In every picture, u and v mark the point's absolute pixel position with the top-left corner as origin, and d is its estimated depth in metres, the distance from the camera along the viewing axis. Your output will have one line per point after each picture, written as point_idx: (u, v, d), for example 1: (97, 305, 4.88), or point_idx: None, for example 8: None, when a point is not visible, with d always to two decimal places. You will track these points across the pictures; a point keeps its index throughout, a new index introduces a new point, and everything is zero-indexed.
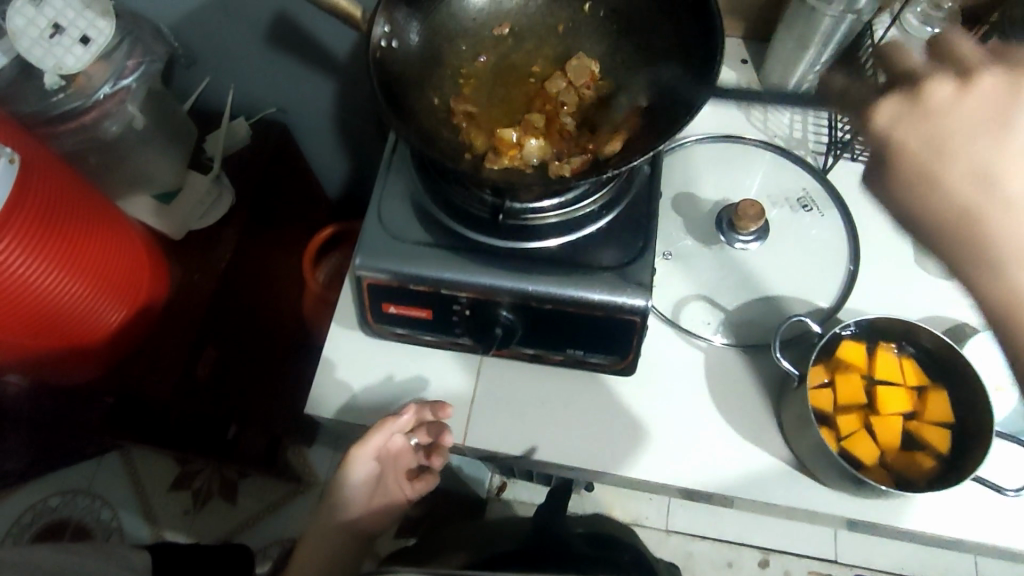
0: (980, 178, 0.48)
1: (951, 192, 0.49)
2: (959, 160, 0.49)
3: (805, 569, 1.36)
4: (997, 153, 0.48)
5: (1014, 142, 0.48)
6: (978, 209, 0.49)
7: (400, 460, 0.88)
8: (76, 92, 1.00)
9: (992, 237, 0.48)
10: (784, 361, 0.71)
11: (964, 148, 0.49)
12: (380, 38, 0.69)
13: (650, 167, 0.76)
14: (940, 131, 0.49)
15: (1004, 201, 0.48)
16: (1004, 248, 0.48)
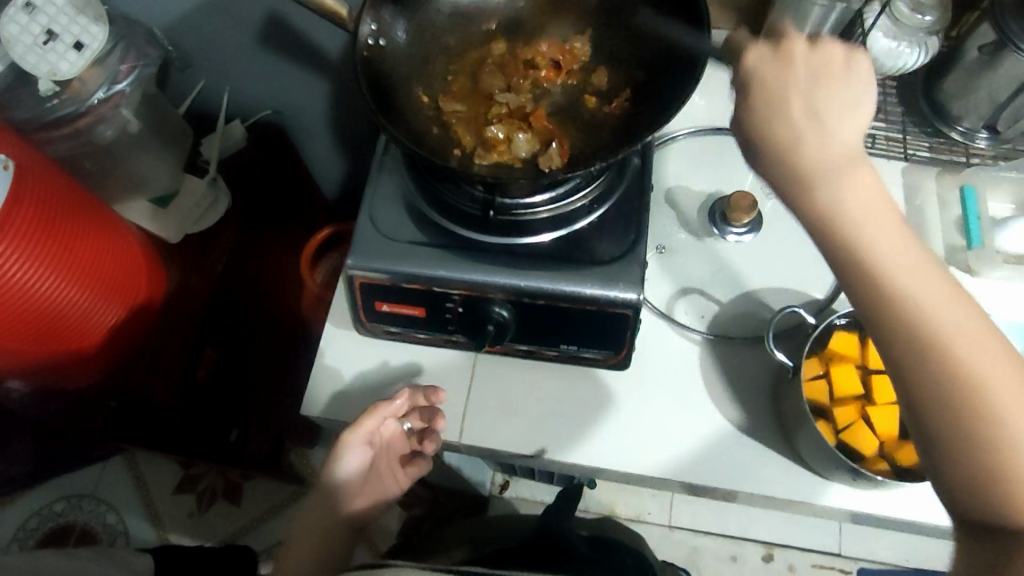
0: (817, 132, 0.50)
1: (802, 146, 0.51)
2: (794, 114, 0.51)
3: (809, 562, 1.36)
4: (820, 114, 0.51)
5: (838, 104, 0.51)
6: (823, 157, 0.50)
7: (394, 445, 0.84)
8: (71, 97, 1.01)
9: (824, 180, 0.50)
10: (778, 353, 0.71)
11: (802, 106, 0.51)
12: (367, 36, 0.70)
13: (640, 159, 0.76)
14: (776, 91, 0.52)
15: (832, 150, 0.50)
16: (842, 198, 0.49)
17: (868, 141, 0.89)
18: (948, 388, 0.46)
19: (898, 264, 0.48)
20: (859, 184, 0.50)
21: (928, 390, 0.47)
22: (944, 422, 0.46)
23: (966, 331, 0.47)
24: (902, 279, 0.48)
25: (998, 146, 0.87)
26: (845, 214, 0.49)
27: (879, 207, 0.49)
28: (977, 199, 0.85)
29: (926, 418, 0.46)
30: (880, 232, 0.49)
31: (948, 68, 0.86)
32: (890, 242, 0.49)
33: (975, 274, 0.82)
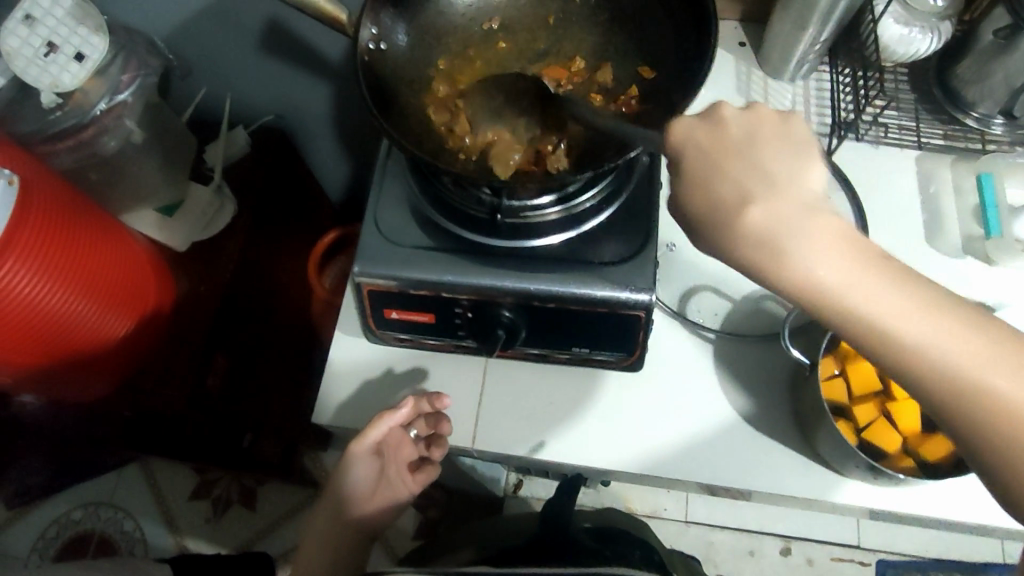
0: (769, 209, 0.46)
1: (755, 226, 0.46)
2: (747, 189, 0.47)
3: (828, 555, 1.35)
4: (766, 188, 0.47)
5: (782, 171, 0.47)
6: (778, 225, 0.46)
7: (401, 452, 0.81)
8: (73, 108, 1.01)
9: (794, 254, 0.45)
10: (794, 351, 0.69)
11: (749, 179, 0.47)
12: (367, 40, 0.68)
13: (649, 158, 0.74)
14: (713, 165, 0.48)
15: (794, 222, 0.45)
16: (815, 268, 0.45)
17: (880, 131, 0.87)
18: (1001, 434, 0.42)
19: (893, 311, 0.44)
20: (825, 244, 0.45)
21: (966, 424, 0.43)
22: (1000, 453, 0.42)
23: (986, 352, 0.43)
24: (915, 331, 0.44)
25: (1015, 130, 0.85)
26: (823, 287, 0.45)
27: (850, 257, 0.45)
28: (994, 184, 0.84)
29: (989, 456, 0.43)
30: (868, 290, 0.45)
31: (963, 53, 0.84)
32: (873, 291, 0.45)
33: (991, 263, 0.81)
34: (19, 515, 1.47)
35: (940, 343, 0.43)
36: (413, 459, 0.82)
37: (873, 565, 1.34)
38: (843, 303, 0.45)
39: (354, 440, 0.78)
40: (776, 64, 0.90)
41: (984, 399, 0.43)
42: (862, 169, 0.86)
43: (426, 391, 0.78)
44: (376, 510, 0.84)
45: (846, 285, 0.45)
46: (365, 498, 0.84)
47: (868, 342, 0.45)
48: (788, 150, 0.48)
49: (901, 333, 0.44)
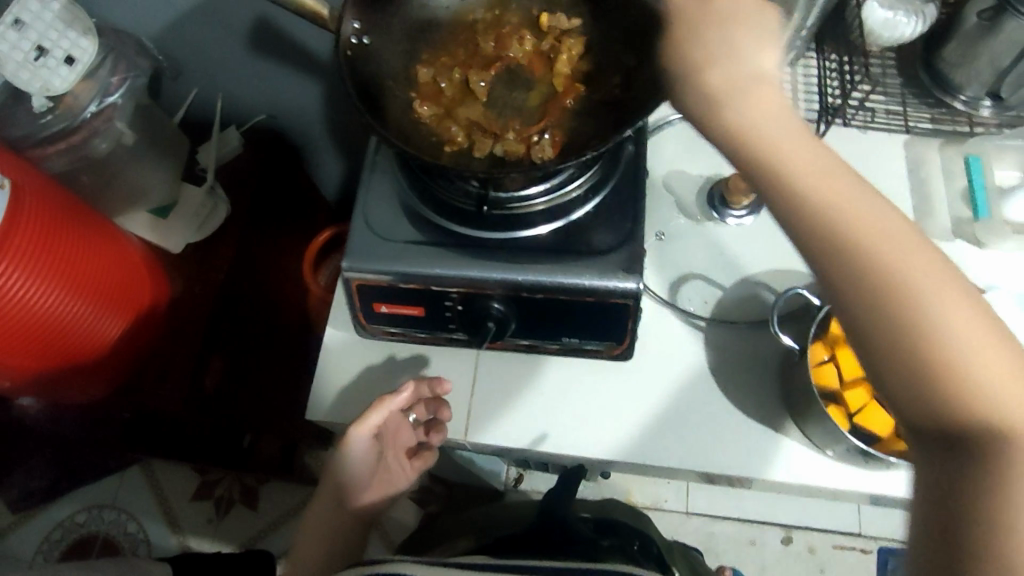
0: (726, 73, 0.51)
1: (712, 79, 0.52)
2: (710, 48, 0.53)
3: (829, 543, 1.35)
4: (726, 57, 0.51)
5: (755, 41, 0.51)
6: (731, 80, 0.51)
7: (400, 437, 0.82)
8: (63, 112, 1.01)
9: (732, 105, 0.50)
10: (784, 336, 0.69)
11: (716, 48, 0.52)
12: (350, 35, 0.69)
13: (634, 146, 0.74)
14: (688, 39, 0.54)
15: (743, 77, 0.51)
16: (747, 119, 0.50)
17: (868, 115, 0.88)
18: (873, 290, 0.44)
19: (814, 179, 0.47)
20: (766, 110, 0.50)
21: (853, 292, 0.45)
22: (885, 325, 0.43)
23: (886, 233, 0.45)
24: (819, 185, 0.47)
25: (1002, 113, 0.85)
26: (755, 142, 0.49)
27: (787, 128, 0.49)
28: (983, 167, 0.84)
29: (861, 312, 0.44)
30: (800, 157, 0.48)
31: (948, 36, 0.84)
32: (803, 157, 0.48)
33: (982, 246, 0.81)
34: (22, 520, 1.47)
35: (853, 217, 0.46)
36: (411, 445, 0.84)
37: (874, 552, 1.34)
38: (769, 161, 0.48)
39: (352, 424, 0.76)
40: None
41: (870, 264, 0.44)
42: (851, 154, 0.86)
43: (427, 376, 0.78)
44: (374, 497, 0.84)
45: (778, 147, 0.48)
46: (362, 484, 0.83)
47: (784, 200, 0.48)
48: (761, 31, 0.52)
49: (817, 196, 0.47)
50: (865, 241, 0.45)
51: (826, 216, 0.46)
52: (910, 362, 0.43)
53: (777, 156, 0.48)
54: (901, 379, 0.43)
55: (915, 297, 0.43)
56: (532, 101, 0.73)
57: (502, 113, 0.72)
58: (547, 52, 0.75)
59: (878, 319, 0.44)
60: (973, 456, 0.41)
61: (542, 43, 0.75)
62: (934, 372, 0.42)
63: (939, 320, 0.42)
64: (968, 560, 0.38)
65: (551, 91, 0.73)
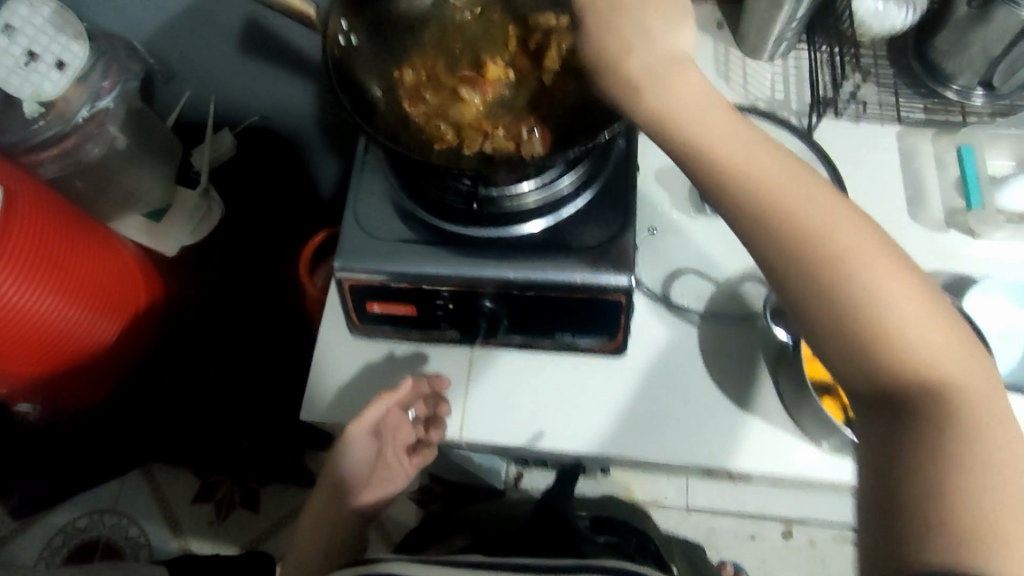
0: (645, 60, 0.56)
1: (629, 67, 0.56)
2: (625, 37, 0.56)
3: (830, 536, 1.35)
4: (643, 43, 0.56)
5: (671, 28, 0.56)
6: (648, 65, 0.55)
7: (399, 434, 0.82)
8: (56, 117, 1.01)
9: (648, 88, 0.55)
10: (778, 331, 0.70)
11: (631, 36, 0.56)
12: (338, 34, 0.69)
13: (625, 142, 0.74)
14: (608, 29, 0.58)
15: (651, 65, 0.55)
16: (668, 101, 0.54)
17: (860, 106, 0.88)
18: (803, 253, 0.48)
19: (740, 158, 0.52)
20: (686, 93, 0.54)
21: (786, 263, 0.49)
22: (817, 291, 0.47)
23: (806, 199, 0.50)
24: (744, 156, 0.52)
25: (995, 102, 0.84)
26: (681, 128, 0.53)
27: (706, 110, 0.54)
28: (975, 157, 0.83)
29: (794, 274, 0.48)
30: (726, 138, 0.53)
31: (940, 26, 0.84)
32: (726, 139, 0.53)
33: (976, 236, 0.80)
34: (23, 526, 1.48)
35: (779, 192, 0.50)
36: (411, 442, 0.83)
37: None
38: (698, 144, 0.53)
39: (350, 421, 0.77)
40: (753, 44, 0.90)
41: (794, 227, 0.49)
42: (843, 146, 0.86)
43: (427, 373, 0.78)
44: (372, 493, 0.84)
45: (700, 132, 0.53)
46: (362, 478, 0.83)
47: (714, 182, 0.52)
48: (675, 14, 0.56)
49: (744, 176, 0.51)
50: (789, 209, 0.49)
51: (758, 195, 0.50)
52: (843, 324, 0.47)
53: (702, 140, 0.53)
54: (837, 341, 0.47)
55: (839, 261, 0.47)
56: (521, 98, 0.72)
57: (492, 111, 0.71)
58: (536, 48, 0.74)
59: (814, 285, 0.47)
60: (911, 407, 0.45)
61: (530, 40, 0.75)
62: (866, 331, 0.46)
63: (865, 282, 0.46)
64: (908, 512, 0.41)
65: (541, 88, 0.72)
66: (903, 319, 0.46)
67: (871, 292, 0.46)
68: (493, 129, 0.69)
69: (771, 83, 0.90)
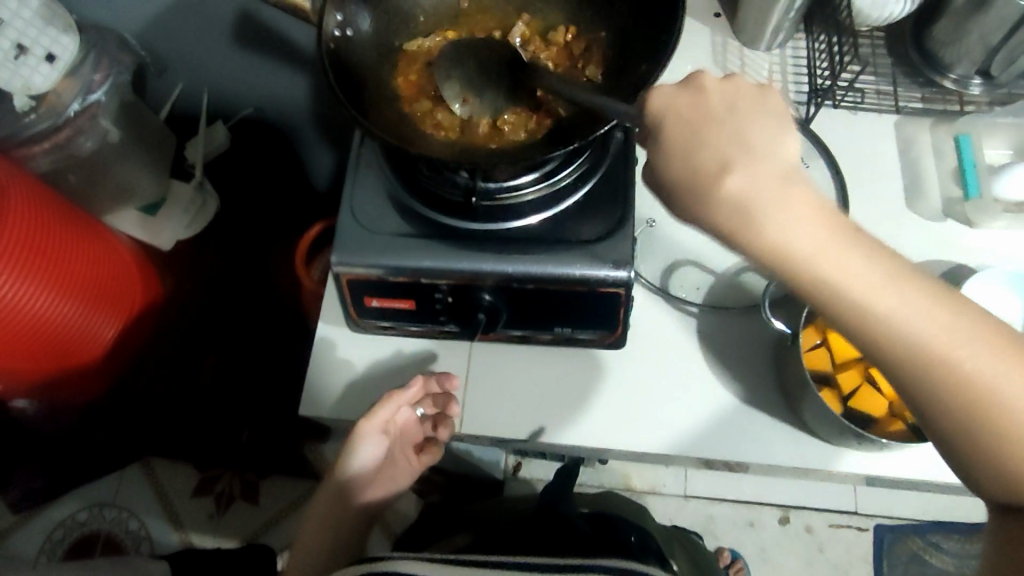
0: (749, 178, 0.45)
1: (734, 193, 0.45)
2: (723, 158, 0.46)
3: (827, 522, 1.36)
4: (748, 162, 0.45)
5: (768, 155, 0.46)
6: (756, 200, 0.45)
7: (408, 432, 0.82)
8: (47, 111, 0.99)
9: (761, 218, 0.44)
10: (775, 322, 0.69)
11: (728, 146, 0.46)
12: (332, 28, 0.67)
13: (623, 132, 0.74)
14: (695, 133, 0.47)
15: (763, 188, 0.45)
16: (792, 238, 0.44)
17: (857, 96, 0.87)
18: (974, 421, 0.42)
19: (855, 281, 0.44)
20: (831, 242, 0.44)
21: (912, 385, 0.44)
22: (925, 393, 0.43)
23: (973, 343, 0.43)
24: (903, 306, 0.43)
25: (993, 91, 0.85)
26: (761, 224, 0.44)
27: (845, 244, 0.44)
28: (973, 146, 0.83)
29: (951, 426, 0.44)
30: (811, 224, 0.44)
31: (939, 14, 0.83)
32: (845, 265, 0.44)
33: (974, 226, 0.81)
34: (23, 520, 1.47)
35: (927, 337, 0.43)
36: (419, 440, 0.83)
37: (870, 529, 1.35)
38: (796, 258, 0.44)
39: (362, 417, 0.76)
40: (751, 33, 0.89)
41: (962, 389, 0.42)
42: (842, 136, 0.85)
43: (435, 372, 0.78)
44: (377, 491, 0.84)
45: (800, 244, 0.44)
46: (364, 478, 0.82)
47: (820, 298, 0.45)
48: (768, 119, 0.47)
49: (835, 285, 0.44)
50: (945, 358, 0.43)
51: (916, 350, 0.43)
52: (983, 453, 0.43)
53: (780, 243, 0.44)
54: (988, 477, 0.43)
55: (979, 382, 0.42)
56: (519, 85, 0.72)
57: (491, 102, 0.72)
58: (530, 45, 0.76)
59: (978, 449, 0.43)
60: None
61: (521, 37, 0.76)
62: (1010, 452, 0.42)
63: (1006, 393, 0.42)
64: None
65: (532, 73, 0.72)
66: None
67: (1013, 414, 0.42)
68: (498, 118, 0.70)
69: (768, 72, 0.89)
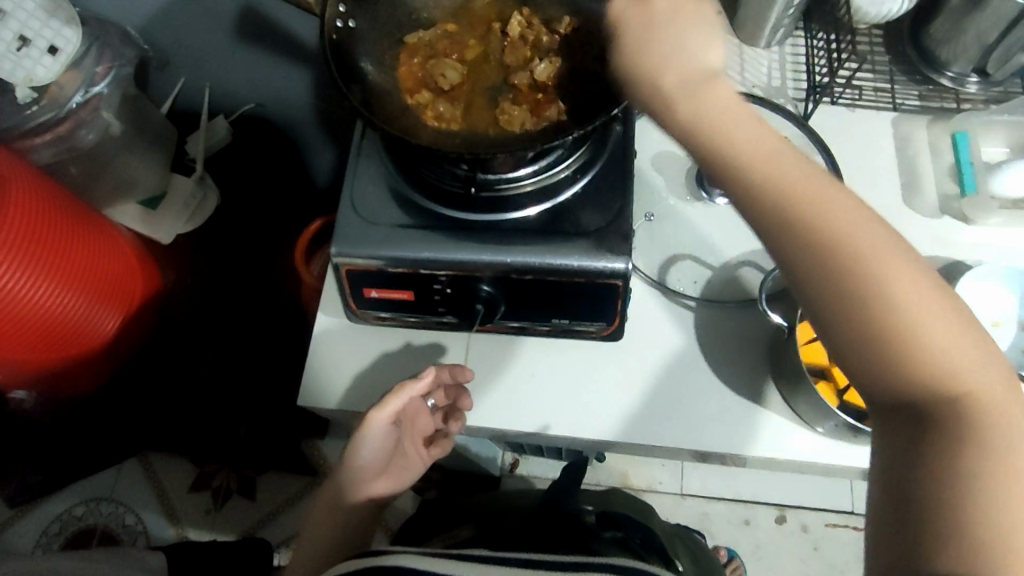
0: (674, 67, 0.52)
1: (660, 74, 0.52)
2: (654, 49, 0.53)
3: (823, 521, 1.36)
4: (675, 51, 0.52)
5: (693, 48, 0.52)
6: (683, 78, 0.52)
7: (418, 424, 0.81)
8: (49, 103, 1.00)
9: (679, 94, 0.51)
10: (773, 315, 0.69)
11: (662, 42, 0.53)
12: (334, 19, 0.68)
13: (622, 126, 0.74)
14: (639, 34, 0.54)
15: (686, 71, 0.52)
16: (707, 111, 0.50)
17: (855, 93, 0.88)
18: (850, 289, 0.43)
19: (760, 153, 0.48)
20: (743, 120, 0.49)
21: (798, 254, 0.45)
22: (812, 259, 0.45)
23: (861, 225, 0.44)
24: (801, 177, 0.47)
25: (989, 89, 0.86)
26: (678, 100, 0.51)
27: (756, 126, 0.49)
28: (970, 143, 0.84)
29: (830, 301, 0.44)
30: (725, 103, 0.50)
31: (936, 13, 0.84)
32: (754, 140, 0.49)
33: (969, 222, 0.81)
34: (20, 514, 1.47)
35: (824, 207, 0.45)
36: (430, 432, 0.83)
37: None
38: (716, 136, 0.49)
39: (370, 409, 0.75)
40: (751, 31, 0.90)
41: (845, 257, 0.44)
42: (839, 133, 0.86)
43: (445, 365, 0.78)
44: (386, 484, 0.83)
45: (715, 117, 0.50)
46: (373, 471, 0.81)
47: (723, 175, 0.49)
48: (705, 24, 0.53)
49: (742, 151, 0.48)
50: (830, 226, 0.45)
51: (807, 214, 0.45)
52: (857, 329, 0.43)
53: (694, 113, 0.50)
54: (861, 353, 0.43)
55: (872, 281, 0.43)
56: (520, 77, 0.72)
57: (496, 94, 0.72)
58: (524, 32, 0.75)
59: (853, 321, 0.43)
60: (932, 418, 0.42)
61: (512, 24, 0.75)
62: (880, 333, 0.42)
63: (900, 295, 0.43)
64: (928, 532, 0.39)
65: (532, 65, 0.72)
66: (908, 304, 0.42)
67: (890, 290, 0.43)
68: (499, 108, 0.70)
69: (768, 70, 0.90)
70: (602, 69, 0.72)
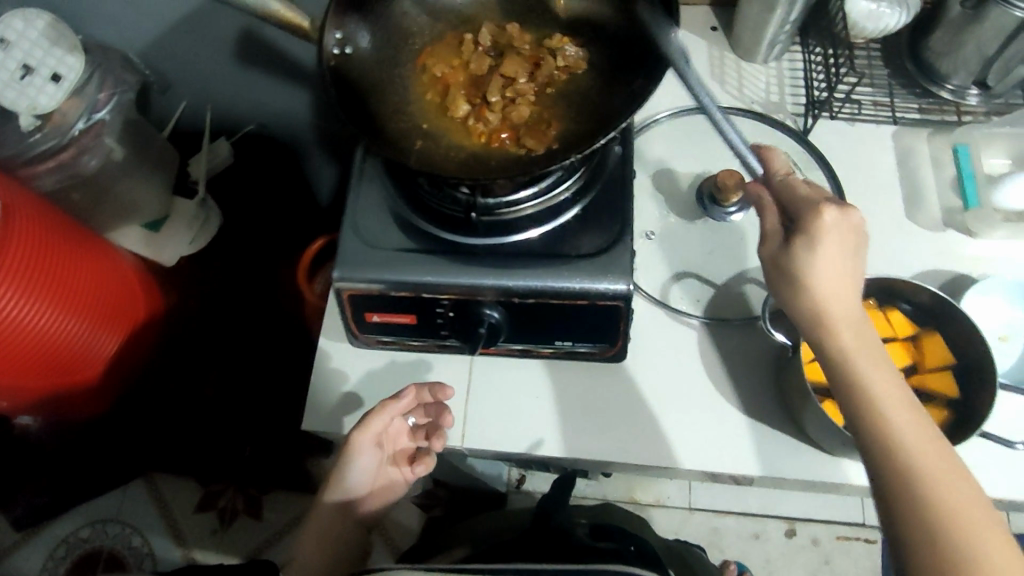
0: (829, 297, 0.59)
1: (819, 297, 0.59)
2: (812, 271, 0.59)
3: (834, 535, 1.35)
4: (838, 282, 0.59)
5: (852, 287, 0.59)
6: (832, 313, 0.59)
7: (400, 443, 0.82)
8: (52, 130, 1.01)
9: (834, 330, 0.59)
10: (776, 334, 0.69)
11: (828, 275, 0.59)
12: (332, 46, 0.69)
13: (621, 147, 0.74)
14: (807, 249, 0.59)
15: (841, 308, 0.59)
16: (846, 345, 0.59)
17: (854, 108, 0.88)
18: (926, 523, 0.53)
19: (880, 392, 0.57)
20: (879, 367, 0.58)
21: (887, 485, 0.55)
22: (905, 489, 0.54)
23: (954, 486, 0.53)
24: (907, 427, 0.56)
25: (990, 101, 0.86)
26: (822, 309, 0.59)
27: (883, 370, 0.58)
28: (971, 156, 0.83)
29: (902, 515, 0.54)
30: (862, 346, 0.59)
31: (934, 25, 0.85)
32: (878, 375, 0.58)
33: (973, 235, 0.80)
34: (26, 537, 1.47)
35: (929, 469, 0.54)
36: (412, 452, 0.83)
37: (878, 541, 1.34)
38: (823, 297, 0.59)
39: (354, 428, 0.76)
40: (747, 46, 0.90)
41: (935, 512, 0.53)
42: (838, 147, 0.86)
43: (429, 382, 0.78)
44: (375, 495, 0.84)
45: (856, 355, 0.58)
46: (364, 482, 0.83)
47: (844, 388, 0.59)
48: (853, 260, 0.59)
49: (870, 390, 0.57)
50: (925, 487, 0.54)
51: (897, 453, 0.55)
52: (928, 549, 0.52)
53: (835, 347, 0.59)
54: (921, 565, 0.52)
55: (908, 461, 0.55)
56: (497, 85, 0.72)
57: (471, 103, 0.72)
58: (500, 47, 0.76)
59: (923, 545, 0.52)
60: None
61: (488, 37, 0.76)
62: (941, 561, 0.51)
63: (948, 502, 0.53)
64: None
65: (510, 76, 0.73)
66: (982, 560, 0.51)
67: (967, 548, 0.51)
68: (512, 129, 0.70)
69: (766, 85, 0.90)
70: (600, 91, 0.72)
